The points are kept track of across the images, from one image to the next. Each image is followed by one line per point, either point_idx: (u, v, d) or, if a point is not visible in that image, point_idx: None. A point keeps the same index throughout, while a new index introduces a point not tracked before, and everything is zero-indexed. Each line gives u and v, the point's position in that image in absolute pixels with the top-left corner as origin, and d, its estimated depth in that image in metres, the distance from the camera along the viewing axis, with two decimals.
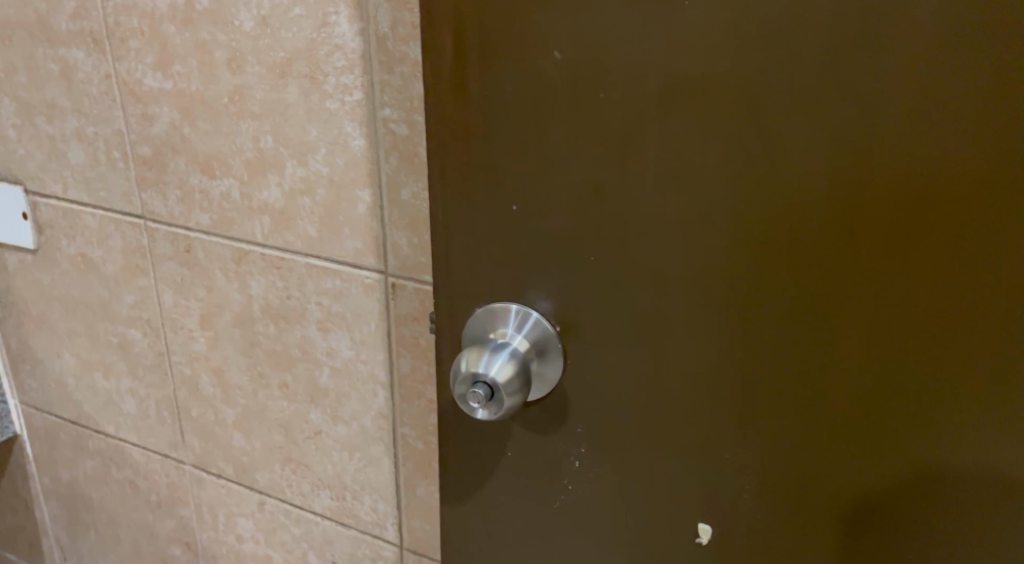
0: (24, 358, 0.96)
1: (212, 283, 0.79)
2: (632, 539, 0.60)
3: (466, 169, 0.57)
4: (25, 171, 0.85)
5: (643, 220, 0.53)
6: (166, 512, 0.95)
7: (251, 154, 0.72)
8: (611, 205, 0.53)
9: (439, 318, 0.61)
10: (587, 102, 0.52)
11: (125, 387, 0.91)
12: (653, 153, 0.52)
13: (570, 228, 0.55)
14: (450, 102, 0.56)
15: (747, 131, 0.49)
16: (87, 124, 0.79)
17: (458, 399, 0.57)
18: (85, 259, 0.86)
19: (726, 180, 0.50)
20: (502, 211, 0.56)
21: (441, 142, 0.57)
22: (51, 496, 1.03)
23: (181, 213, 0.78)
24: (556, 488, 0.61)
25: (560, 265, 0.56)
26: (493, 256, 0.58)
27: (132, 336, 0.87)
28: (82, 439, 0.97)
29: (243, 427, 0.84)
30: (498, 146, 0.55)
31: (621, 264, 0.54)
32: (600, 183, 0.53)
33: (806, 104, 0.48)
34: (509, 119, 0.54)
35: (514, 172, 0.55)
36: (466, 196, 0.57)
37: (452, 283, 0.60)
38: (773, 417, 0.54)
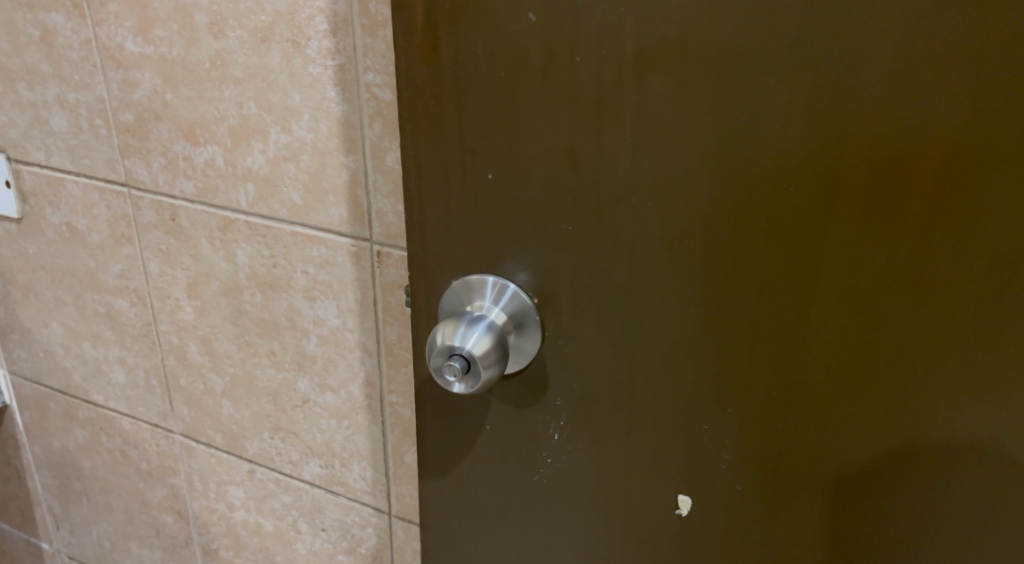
0: (13, 327, 0.96)
1: (198, 251, 0.79)
2: (612, 510, 0.60)
3: (439, 136, 0.56)
4: (8, 139, 0.84)
5: (619, 187, 0.52)
6: (157, 480, 0.95)
7: (234, 121, 0.71)
8: (588, 172, 0.53)
9: (415, 290, 0.61)
10: (563, 67, 0.51)
11: (114, 356, 0.90)
12: (630, 119, 0.51)
13: (547, 197, 0.54)
14: (423, 68, 0.55)
15: (725, 98, 0.49)
16: (69, 91, 0.78)
17: (433, 373, 0.56)
18: (71, 228, 0.85)
19: (704, 149, 0.50)
20: (477, 180, 0.56)
21: (415, 112, 0.56)
22: (43, 465, 1.03)
23: (165, 181, 0.77)
24: (537, 460, 0.61)
25: (535, 236, 0.55)
26: (469, 227, 0.57)
27: (120, 305, 0.87)
28: (72, 408, 0.97)
29: (232, 395, 0.84)
30: (471, 113, 0.54)
31: (597, 234, 0.54)
32: (578, 151, 0.52)
33: (785, 71, 0.47)
34: (483, 84, 0.53)
35: (488, 139, 0.54)
36: (439, 165, 0.56)
37: (428, 253, 0.59)
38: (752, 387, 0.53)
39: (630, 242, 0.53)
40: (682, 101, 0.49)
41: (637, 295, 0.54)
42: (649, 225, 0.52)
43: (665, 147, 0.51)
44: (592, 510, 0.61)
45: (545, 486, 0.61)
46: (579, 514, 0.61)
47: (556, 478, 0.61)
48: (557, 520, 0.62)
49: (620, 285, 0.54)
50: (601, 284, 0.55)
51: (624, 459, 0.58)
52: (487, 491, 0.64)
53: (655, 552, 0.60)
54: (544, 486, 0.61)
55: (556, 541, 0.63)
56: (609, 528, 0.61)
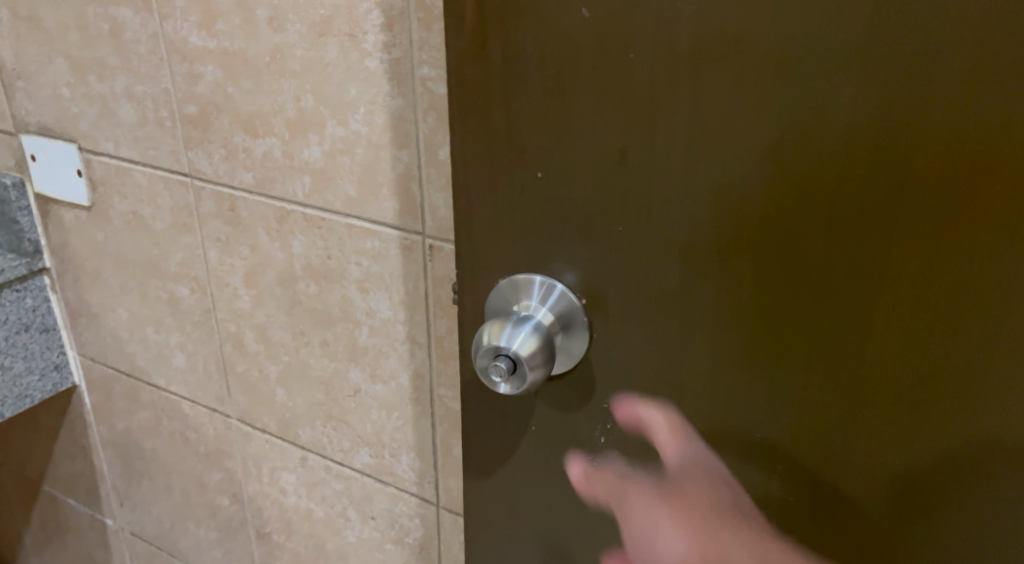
0: (81, 311, 0.99)
1: (255, 242, 0.80)
2: (658, 516, 0.60)
3: (487, 135, 0.56)
4: (79, 130, 0.86)
5: (672, 188, 0.52)
6: (214, 463, 0.97)
7: (292, 114, 0.72)
8: (639, 173, 0.52)
9: (462, 289, 0.61)
10: (616, 65, 0.51)
11: (175, 342, 0.93)
12: (684, 117, 0.50)
13: (596, 198, 0.54)
14: (473, 65, 0.55)
15: (784, 95, 0.48)
16: (136, 83, 0.80)
17: (479, 373, 0.57)
18: (136, 216, 0.88)
19: (761, 150, 0.49)
20: (525, 180, 0.56)
21: (465, 110, 0.56)
22: (107, 445, 1.07)
23: (225, 172, 0.79)
24: (582, 463, 0.61)
25: (583, 238, 0.55)
26: (518, 226, 0.57)
27: (181, 293, 0.89)
28: (135, 391, 1.00)
29: (286, 383, 0.86)
30: (519, 111, 0.54)
31: (649, 236, 0.53)
32: (630, 151, 0.52)
33: (843, 68, 0.46)
34: (532, 82, 0.53)
35: (538, 139, 0.54)
36: (487, 164, 0.57)
37: (474, 253, 0.60)
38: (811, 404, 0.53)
39: (682, 246, 0.53)
40: (739, 98, 0.49)
41: (687, 299, 0.54)
42: (702, 228, 0.52)
43: (719, 147, 0.50)
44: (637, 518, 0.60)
45: (589, 490, 0.61)
46: (624, 522, 0.60)
47: (600, 483, 0.61)
48: (602, 524, 0.62)
49: (671, 289, 0.54)
50: (651, 287, 0.54)
51: (672, 476, 0.58)
52: (531, 490, 0.64)
53: None
54: (589, 489, 0.61)
55: (600, 545, 0.62)
56: (655, 537, 0.60)
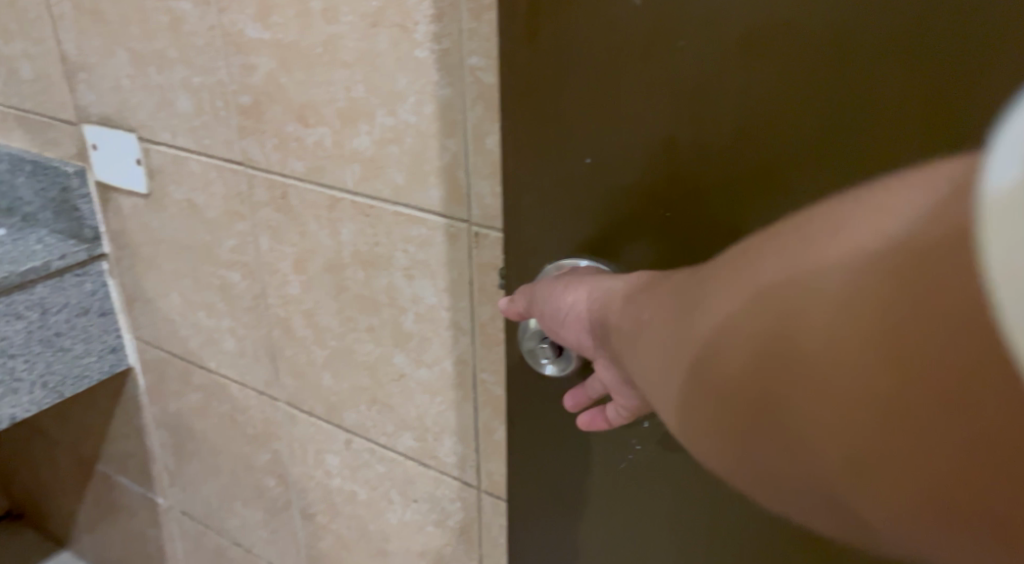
0: (136, 296, 1.02)
1: (305, 229, 0.83)
2: (696, 503, 0.60)
3: (540, 120, 0.58)
4: (138, 120, 0.89)
5: (720, 174, 0.53)
6: (261, 445, 1.01)
7: (343, 104, 0.74)
8: (688, 158, 0.53)
9: (511, 271, 0.64)
10: (665, 52, 0.52)
11: (226, 326, 0.96)
12: (733, 104, 0.51)
13: (647, 185, 0.55)
14: (525, 53, 0.57)
15: (832, 81, 0.48)
16: (192, 74, 0.82)
17: (527, 353, 0.63)
18: (191, 204, 0.90)
19: (808, 135, 0.49)
20: (576, 164, 0.57)
21: (517, 101, 0.58)
22: (160, 425, 1.11)
23: (277, 160, 0.81)
24: (623, 448, 0.62)
25: (633, 222, 0.57)
26: (568, 215, 0.59)
27: (232, 278, 0.92)
28: (187, 373, 1.03)
29: (333, 367, 0.88)
30: (570, 98, 0.56)
31: (697, 220, 0.54)
32: (678, 138, 0.53)
33: (891, 54, 0.46)
34: (583, 69, 0.55)
35: (589, 128, 0.56)
36: (538, 154, 0.59)
37: (525, 236, 0.62)
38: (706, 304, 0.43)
39: (732, 230, 0.53)
40: (787, 85, 0.49)
41: None
42: (751, 212, 0.53)
43: (766, 133, 0.51)
44: (677, 503, 0.61)
45: (630, 475, 0.62)
46: (663, 505, 0.61)
47: (642, 467, 0.61)
48: (641, 508, 0.63)
49: None
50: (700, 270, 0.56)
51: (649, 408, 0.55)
52: (572, 473, 0.65)
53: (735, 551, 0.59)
54: (630, 473, 0.62)
55: (639, 527, 0.63)
56: (693, 524, 0.60)
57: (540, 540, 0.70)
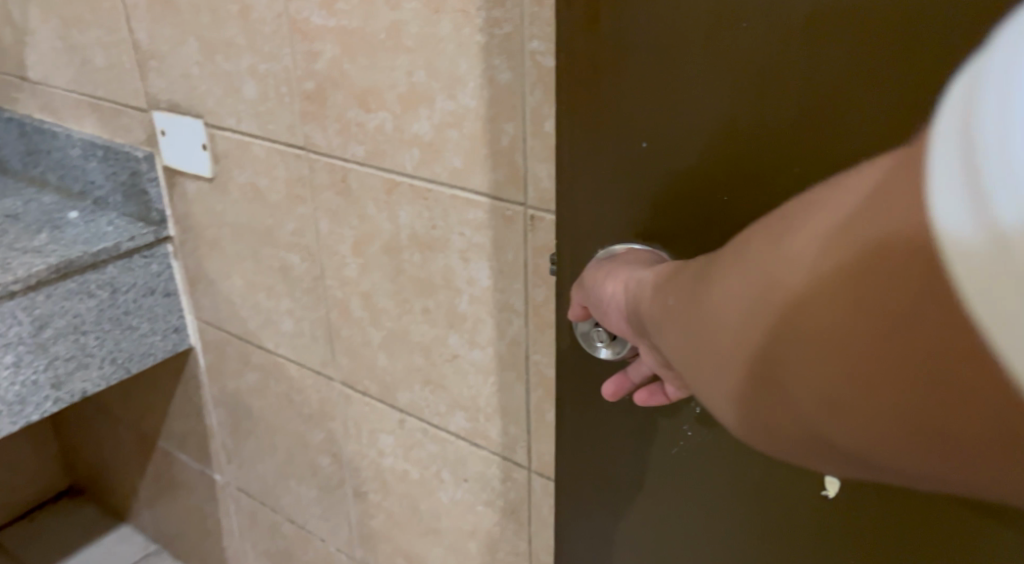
0: (199, 278, 1.06)
1: (364, 212, 0.85)
2: (750, 485, 0.60)
3: (597, 105, 0.59)
4: (205, 106, 0.92)
5: (780, 157, 0.54)
6: (317, 424, 1.04)
7: (404, 89, 0.76)
8: (747, 141, 0.54)
9: (562, 256, 0.66)
10: (727, 34, 0.53)
11: (284, 308, 0.99)
12: (796, 87, 0.52)
13: (704, 167, 0.56)
14: (584, 38, 0.58)
15: (897, 64, 0.48)
16: (258, 62, 0.85)
17: (582, 337, 0.64)
18: (254, 188, 0.94)
19: (869, 121, 0.50)
20: (634, 149, 0.59)
21: (575, 85, 0.60)
22: (219, 404, 1.15)
23: (338, 145, 0.83)
24: (676, 432, 0.63)
25: (690, 204, 0.58)
26: (621, 197, 0.61)
27: (292, 261, 0.95)
28: (247, 353, 1.07)
29: (388, 347, 0.91)
30: (629, 83, 0.57)
31: (755, 203, 0.55)
32: (738, 120, 0.54)
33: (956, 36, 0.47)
34: (643, 53, 0.56)
35: (646, 112, 0.57)
36: (592, 137, 0.60)
37: (578, 219, 0.64)
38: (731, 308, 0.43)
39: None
40: (851, 68, 0.50)
41: None
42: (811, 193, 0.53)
43: (827, 115, 0.51)
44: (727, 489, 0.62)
45: (683, 458, 0.63)
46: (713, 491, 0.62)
47: (695, 451, 0.62)
48: (695, 490, 0.64)
49: None
50: None
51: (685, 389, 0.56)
52: (623, 456, 0.67)
53: (791, 531, 0.60)
54: (682, 457, 0.63)
55: (692, 509, 0.64)
56: (747, 505, 0.61)
57: (590, 522, 0.72)
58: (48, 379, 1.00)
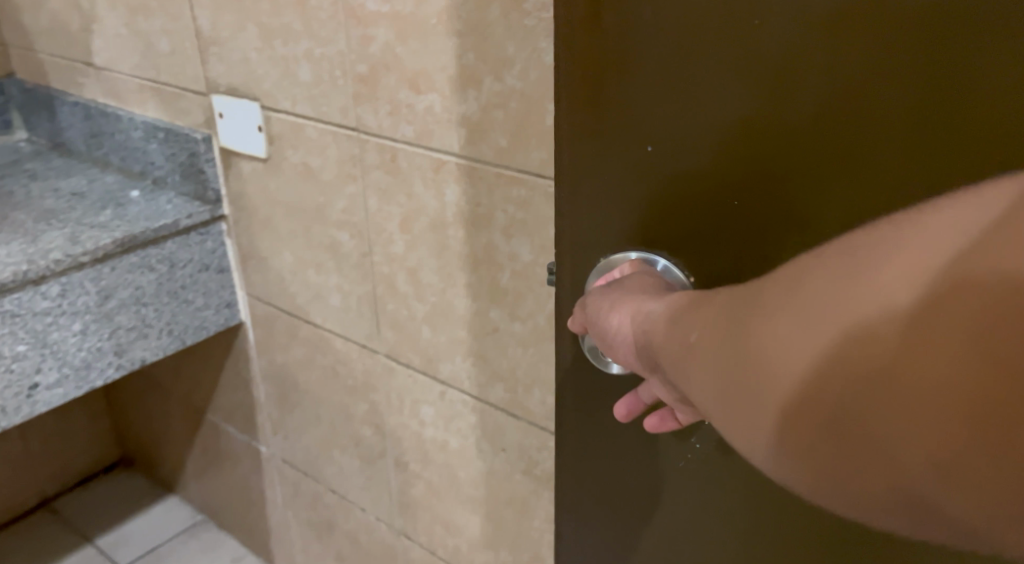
0: (250, 255, 1.11)
1: (412, 190, 0.89)
2: (762, 501, 0.59)
3: (597, 103, 0.56)
4: (262, 89, 0.97)
5: (796, 162, 0.50)
6: (361, 396, 1.09)
7: (454, 71, 0.80)
8: (760, 143, 0.51)
9: (559, 266, 0.63)
10: (739, 30, 0.49)
11: (332, 284, 1.04)
12: (815, 84, 0.48)
13: (714, 169, 0.53)
14: (583, 32, 0.55)
15: (922, 60, 0.45)
16: (315, 46, 0.90)
17: (587, 353, 0.63)
18: (306, 168, 0.98)
19: (896, 134, 0.47)
20: (637, 150, 0.55)
21: (580, 82, 0.56)
22: (267, 377, 1.20)
23: (389, 126, 0.88)
24: (685, 444, 0.62)
25: (700, 209, 0.55)
26: (629, 200, 0.57)
27: (341, 238, 0.99)
28: (295, 328, 1.12)
29: (432, 321, 0.95)
30: (633, 80, 0.54)
31: (768, 209, 0.52)
32: (752, 121, 0.51)
33: (972, 34, 0.44)
34: (648, 49, 0.52)
35: (656, 111, 0.54)
36: (595, 135, 0.57)
37: (576, 224, 0.60)
38: (799, 355, 0.40)
39: (806, 219, 0.51)
40: (879, 68, 0.46)
41: None
42: (830, 197, 0.50)
43: (845, 119, 0.48)
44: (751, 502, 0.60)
45: (692, 470, 0.62)
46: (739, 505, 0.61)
47: (708, 465, 0.61)
48: (703, 501, 0.62)
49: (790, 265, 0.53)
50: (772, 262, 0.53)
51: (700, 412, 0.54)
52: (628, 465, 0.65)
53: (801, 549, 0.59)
54: (690, 469, 0.62)
55: (700, 520, 0.63)
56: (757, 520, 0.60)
57: (592, 530, 0.70)
58: (111, 346, 1.05)
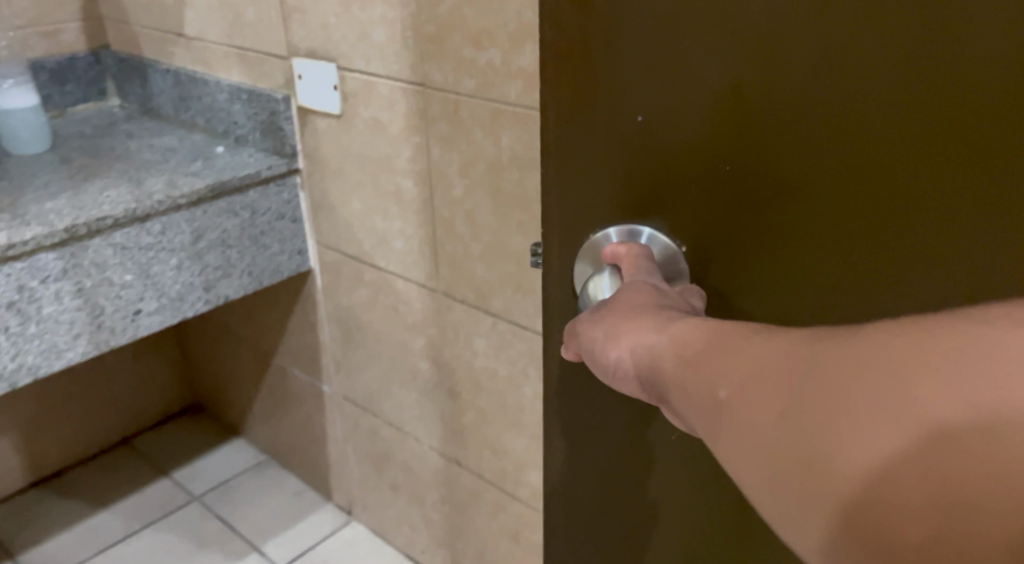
0: (322, 205, 1.23)
1: (472, 138, 1.01)
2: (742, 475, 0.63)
3: (586, 75, 0.59)
4: (339, 51, 1.09)
5: (785, 126, 0.53)
6: (419, 332, 1.20)
7: (513, 28, 0.91)
8: (750, 105, 0.54)
9: (552, 231, 0.66)
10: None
11: (396, 228, 1.16)
12: (807, 57, 0.51)
13: (704, 137, 0.56)
14: (570, 12, 0.58)
15: (920, 46, 0.48)
16: (389, 10, 1.02)
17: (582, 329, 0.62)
18: (376, 122, 1.10)
19: (880, 105, 0.50)
20: (628, 122, 0.58)
21: (570, 49, 0.59)
22: (332, 319, 1.32)
23: (453, 80, 0.99)
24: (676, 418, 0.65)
25: (690, 173, 0.57)
26: (615, 160, 0.60)
27: (406, 185, 1.11)
28: (360, 272, 1.24)
29: (486, 258, 1.07)
30: (624, 51, 0.56)
31: (757, 172, 0.55)
32: (745, 92, 0.53)
33: (988, 68, 0.47)
34: (638, 21, 0.55)
35: (644, 81, 0.56)
36: (588, 109, 0.59)
37: (563, 184, 0.63)
38: (864, 448, 0.39)
39: (799, 205, 0.54)
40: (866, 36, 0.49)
41: (793, 239, 0.55)
42: (834, 206, 0.53)
43: (845, 94, 0.51)
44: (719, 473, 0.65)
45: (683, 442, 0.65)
46: (711, 479, 0.66)
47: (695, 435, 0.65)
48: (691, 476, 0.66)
49: (778, 226, 0.55)
50: (761, 223, 0.56)
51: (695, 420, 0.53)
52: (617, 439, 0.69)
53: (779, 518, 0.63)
54: (681, 442, 0.65)
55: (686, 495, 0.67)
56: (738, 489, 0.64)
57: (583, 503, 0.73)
58: (201, 282, 1.18)
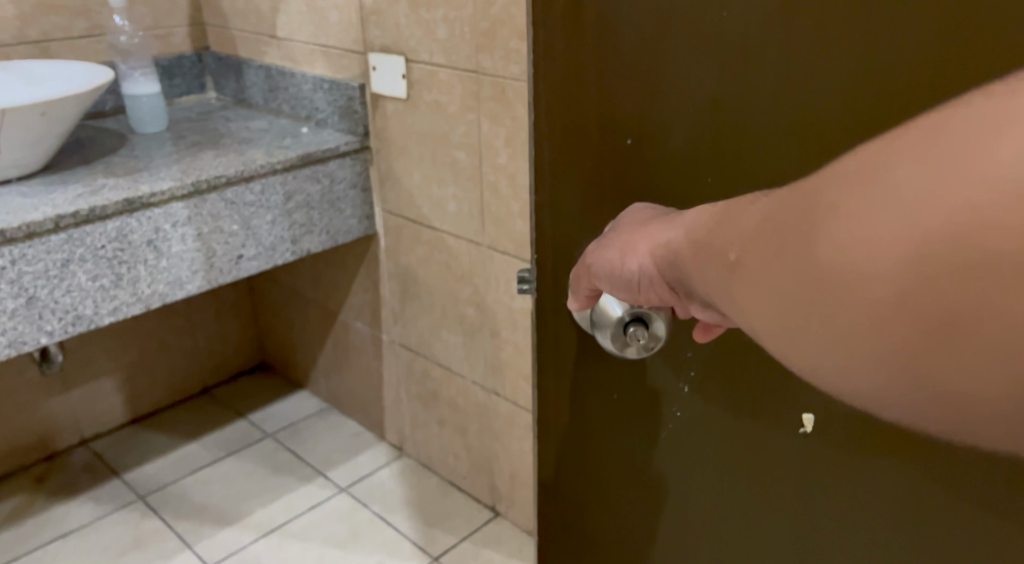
0: (388, 178, 1.49)
1: (516, 114, 1.26)
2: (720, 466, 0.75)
3: (583, 98, 0.71)
4: (408, 46, 1.35)
5: (755, 133, 0.63)
6: (466, 282, 1.45)
7: None
8: (722, 115, 0.64)
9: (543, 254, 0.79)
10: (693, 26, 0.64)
11: (450, 194, 1.40)
12: (763, 76, 0.62)
13: (691, 151, 0.67)
14: (565, 44, 0.71)
15: (849, 59, 0.58)
16: (450, 11, 1.27)
17: (626, 345, 0.71)
18: (437, 104, 1.36)
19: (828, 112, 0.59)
20: (620, 140, 0.70)
21: (564, 79, 0.72)
22: (393, 277, 1.57)
23: (502, 66, 1.24)
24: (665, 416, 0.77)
25: (680, 181, 0.68)
26: (610, 171, 0.72)
27: (459, 157, 1.36)
28: (419, 233, 1.49)
29: (525, 214, 1.31)
30: (616, 79, 0.69)
31: (737, 173, 0.65)
32: (721, 101, 0.64)
33: (921, 82, 0.55)
34: (625, 50, 0.68)
35: (638, 100, 0.68)
36: (591, 130, 0.72)
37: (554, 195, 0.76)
38: (838, 259, 0.53)
39: None
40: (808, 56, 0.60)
41: None
42: None
43: (798, 105, 0.61)
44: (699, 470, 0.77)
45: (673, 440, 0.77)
46: (693, 481, 0.78)
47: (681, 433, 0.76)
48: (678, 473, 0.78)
49: None
50: None
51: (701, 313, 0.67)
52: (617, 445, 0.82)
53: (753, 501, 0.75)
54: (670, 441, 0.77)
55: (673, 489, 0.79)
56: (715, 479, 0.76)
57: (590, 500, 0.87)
58: (289, 236, 1.43)
